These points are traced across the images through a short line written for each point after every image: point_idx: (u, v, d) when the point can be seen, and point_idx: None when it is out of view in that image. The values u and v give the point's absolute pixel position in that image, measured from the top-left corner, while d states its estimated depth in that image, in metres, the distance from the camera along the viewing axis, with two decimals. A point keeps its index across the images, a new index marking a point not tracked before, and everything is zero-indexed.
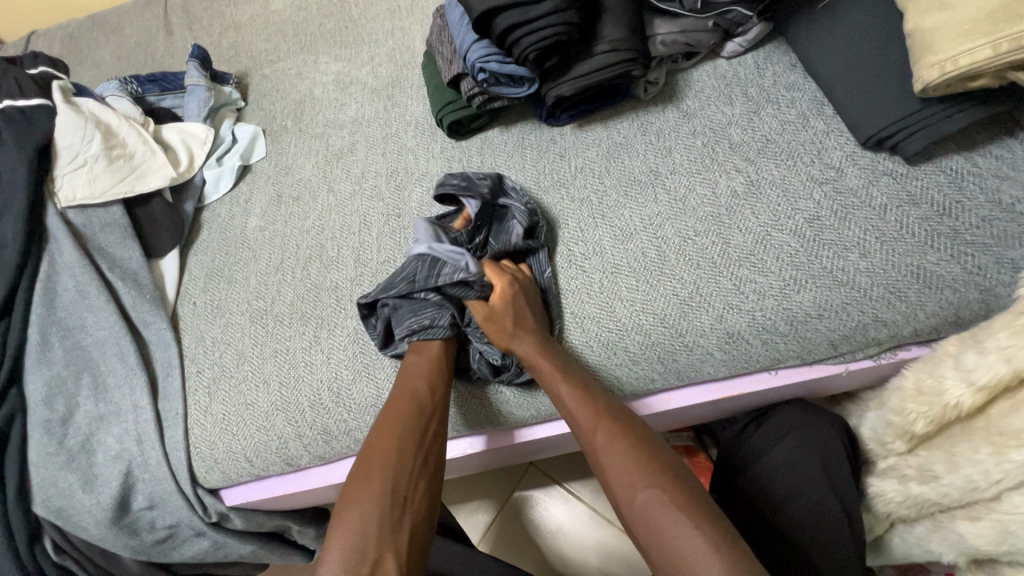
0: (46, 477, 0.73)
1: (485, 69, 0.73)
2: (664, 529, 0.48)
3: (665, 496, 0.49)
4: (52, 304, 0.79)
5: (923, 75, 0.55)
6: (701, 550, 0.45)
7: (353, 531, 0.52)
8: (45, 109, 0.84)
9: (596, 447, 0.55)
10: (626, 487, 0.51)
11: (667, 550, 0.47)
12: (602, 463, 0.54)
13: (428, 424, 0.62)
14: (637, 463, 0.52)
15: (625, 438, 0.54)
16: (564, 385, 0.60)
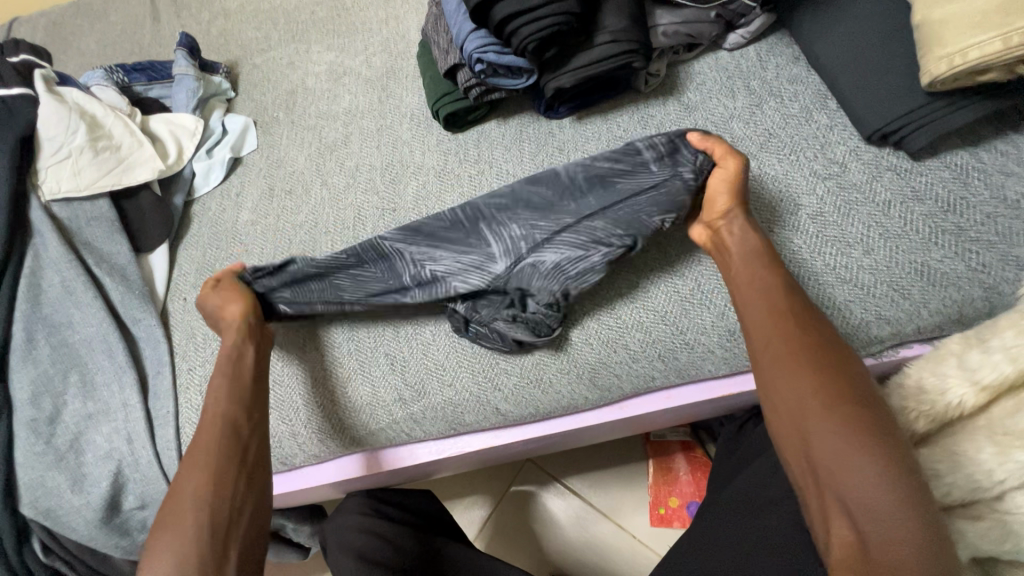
0: (33, 478, 0.72)
1: (482, 59, 0.71)
2: (844, 450, 0.45)
3: (857, 417, 0.46)
4: (37, 301, 0.77)
5: (930, 69, 0.54)
6: (886, 486, 0.43)
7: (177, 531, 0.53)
8: (27, 99, 0.81)
9: (789, 350, 0.51)
10: (809, 397, 0.48)
11: (848, 471, 0.44)
12: (788, 368, 0.50)
13: (230, 397, 0.62)
14: (825, 380, 0.49)
15: (831, 352, 0.50)
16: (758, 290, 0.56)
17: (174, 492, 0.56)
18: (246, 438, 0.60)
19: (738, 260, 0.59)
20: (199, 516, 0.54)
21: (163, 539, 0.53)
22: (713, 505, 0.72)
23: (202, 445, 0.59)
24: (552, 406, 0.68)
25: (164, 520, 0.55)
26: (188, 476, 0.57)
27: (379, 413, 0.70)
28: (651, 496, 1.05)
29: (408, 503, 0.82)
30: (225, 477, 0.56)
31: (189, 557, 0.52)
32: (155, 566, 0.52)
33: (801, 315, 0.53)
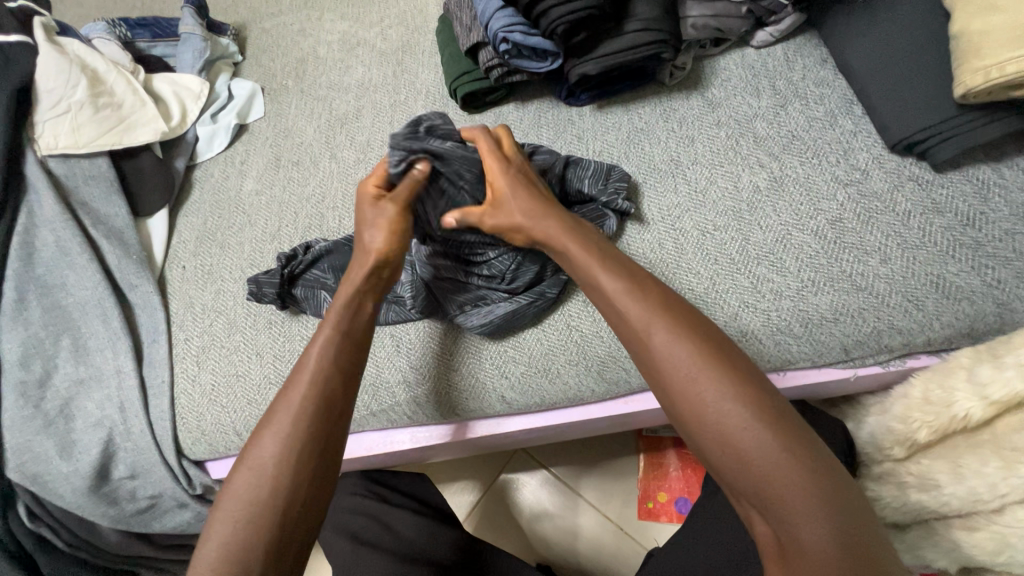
0: (21, 441, 0.70)
1: (508, 39, 0.69)
2: (738, 443, 0.42)
3: (737, 401, 0.43)
4: (30, 260, 0.74)
5: (965, 80, 0.54)
6: (787, 479, 0.40)
7: (239, 505, 0.47)
8: (25, 47, 0.77)
9: (654, 350, 0.47)
10: (691, 397, 0.45)
11: (744, 468, 0.42)
12: (663, 364, 0.47)
13: (342, 364, 0.54)
14: (700, 378, 0.45)
15: (696, 339, 0.46)
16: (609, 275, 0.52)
17: (252, 450, 0.50)
18: (335, 402, 0.52)
19: (569, 257, 0.56)
20: (270, 490, 0.48)
21: (230, 501, 0.48)
22: (709, 502, 0.73)
23: (291, 404, 0.51)
24: (559, 397, 0.67)
25: (237, 476, 0.49)
26: (269, 431, 0.50)
27: (385, 396, 0.68)
28: (640, 490, 1.06)
29: (404, 486, 0.82)
30: (300, 466, 0.49)
31: (244, 539, 0.46)
32: (211, 539, 0.47)
33: (665, 304, 0.49)
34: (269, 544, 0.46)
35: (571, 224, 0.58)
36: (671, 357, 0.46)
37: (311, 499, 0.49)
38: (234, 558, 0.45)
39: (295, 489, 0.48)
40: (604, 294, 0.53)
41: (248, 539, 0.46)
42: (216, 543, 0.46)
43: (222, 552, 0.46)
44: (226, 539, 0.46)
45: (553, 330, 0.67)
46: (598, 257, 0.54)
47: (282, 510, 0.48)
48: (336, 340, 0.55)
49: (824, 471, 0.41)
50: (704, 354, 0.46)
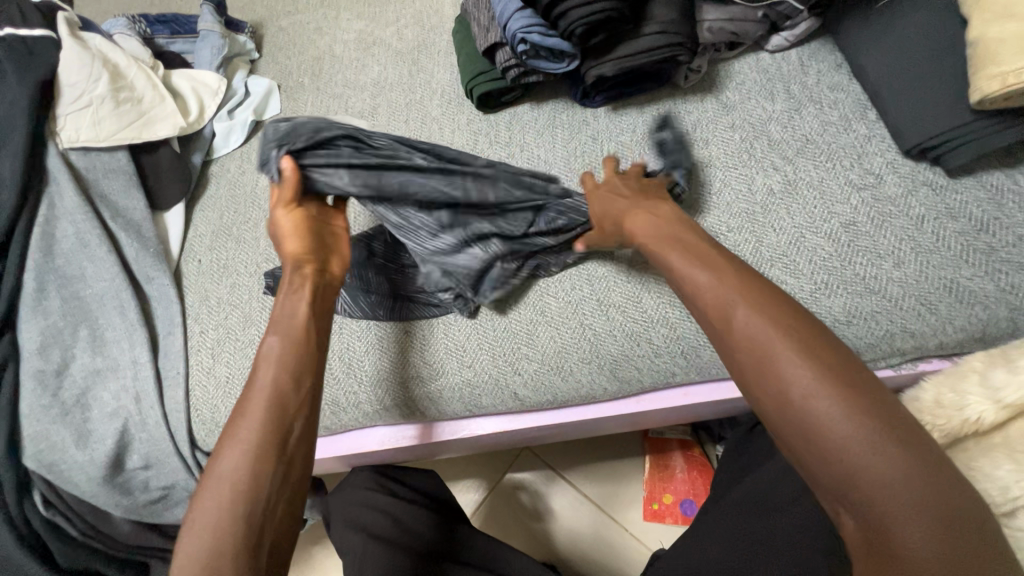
0: (38, 430, 0.71)
1: (526, 40, 0.69)
2: (835, 435, 0.37)
3: (835, 393, 0.38)
4: (50, 251, 0.75)
5: (980, 86, 0.55)
6: (893, 474, 0.35)
7: (211, 530, 0.43)
8: (49, 42, 0.78)
9: (743, 332, 0.43)
10: (785, 383, 0.40)
11: (844, 461, 0.36)
12: (755, 346, 0.42)
13: (296, 368, 0.52)
14: (793, 356, 0.40)
15: (790, 322, 0.42)
16: (688, 259, 0.50)
17: (214, 465, 0.47)
18: (295, 404, 0.50)
19: (665, 253, 0.52)
20: (235, 500, 0.44)
21: (197, 515, 0.45)
22: (719, 503, 0.73)
23: (248, 414, 0.49)
24: (571, 395, 0.68)
25: (201, 506, 0.45)
26: (233, 441, 0.48)
27: (395, 390, 0.69)
28: (646, 491, 1.06)
29: (413, 482, 0.82)
30: (265, 475, 0.46)
31: (214, 551, 0.42)
32: (184, 552, 0.43)
33: (756, 288, 0.45)
34: (243, 557, 0.43)
35: (664, 219, 0.56)
36: (757, 333, 0.42)
37: (277, 502, 0.46)
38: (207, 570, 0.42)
39: (255, 494, 0.45)
40: (691, 274, 0.49)
41: (214, 551, 0.42)
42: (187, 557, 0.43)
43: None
44: (199, 553, 0.42)
45: (567, 327, 0.67)
46: (682, 252, 0.51)
47: (256, 523, 0.44)
48: (280, 346, 0.53)
49: (937, 474, 0.35)
50: (797, 338, 0.41)
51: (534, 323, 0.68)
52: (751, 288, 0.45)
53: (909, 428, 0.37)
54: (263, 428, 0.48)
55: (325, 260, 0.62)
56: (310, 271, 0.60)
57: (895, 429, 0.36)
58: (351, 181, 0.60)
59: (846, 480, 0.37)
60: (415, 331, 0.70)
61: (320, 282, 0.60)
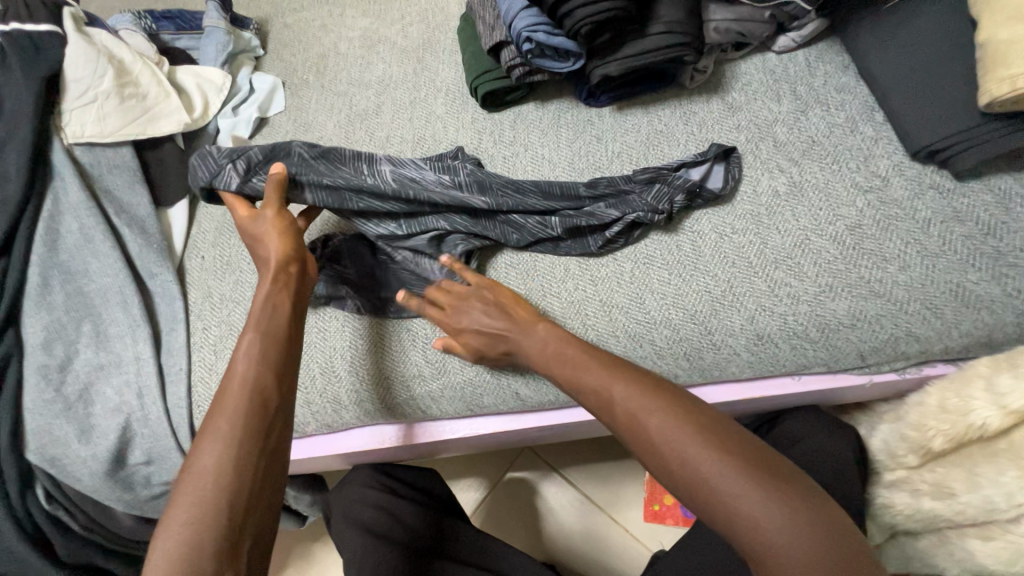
0: (41, 424, 0.71)
1: (531, 39, 0.69)
2: (728, 502, 0.41)
3: (719, 457, 0.42)
4: (54, 246, 0.75)
5: (991, 89, 0.54)
6: (773, 526, 0.39)
7: (190, 519, 0.45)
8: (55, 37, 0.79)
9: (637, 418, 0.47)
10: (671, 457, 0.44)
11: (737, 520, 0.41)
12: (644, 429, 0.46)
13: (272, 361, 0.55)
14: (671, 429, 0.45)
15: (669, 402, 0.46)
16: (575, 346, 0.55)
17: (193, 455, 0.49)
18: (264, 392, 0.52)
19: (562, 351, 0.56)
20: (214, 486, 0.46)
21: (177, 500, 0.46)
22: None
23: (224, 405, 0.51)
24: (572, 395, 0.68)
25: (179, 493, 0.46)
26: (208, 430, 0.49)
27: (396, 388, 0.69)
28: (647, 492, 1.06)
29: (413, 479, 0.82)
30: (245, 462, 0.48)
31: (195, 530, 0.44)
32: (165, 537, 0.44)
33: (632, 374, 0.50)
34: (224, 530, 0.45)
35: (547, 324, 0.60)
36: (638, 412, 0.47)
37: (256, 484, 0.48)
38: (190, 550, 0.43)
39: (240, 483, 0.47)
40: (584, 372, 0.52)
41: (195, 530, 0.44)
42: (169, 541, 0.44)
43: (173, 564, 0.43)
44: (178, 533, 0.44)
45: (569, 326, 0.67)
46: (577, 361, 0.54)
47: (238, 510, 0.46)
48: (258, 340, 0.56)
49: (815, 514, 0.40)
50: (680, 417, 0.45)
51: None
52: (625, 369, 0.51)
53: (789, 475, 0.42)
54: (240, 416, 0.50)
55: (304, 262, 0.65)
56: (294, 270, 0.63)
57: (773, 481, 0.41)
58: (314, 196, 0.67)
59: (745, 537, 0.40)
60: (412, 325, 0.70)
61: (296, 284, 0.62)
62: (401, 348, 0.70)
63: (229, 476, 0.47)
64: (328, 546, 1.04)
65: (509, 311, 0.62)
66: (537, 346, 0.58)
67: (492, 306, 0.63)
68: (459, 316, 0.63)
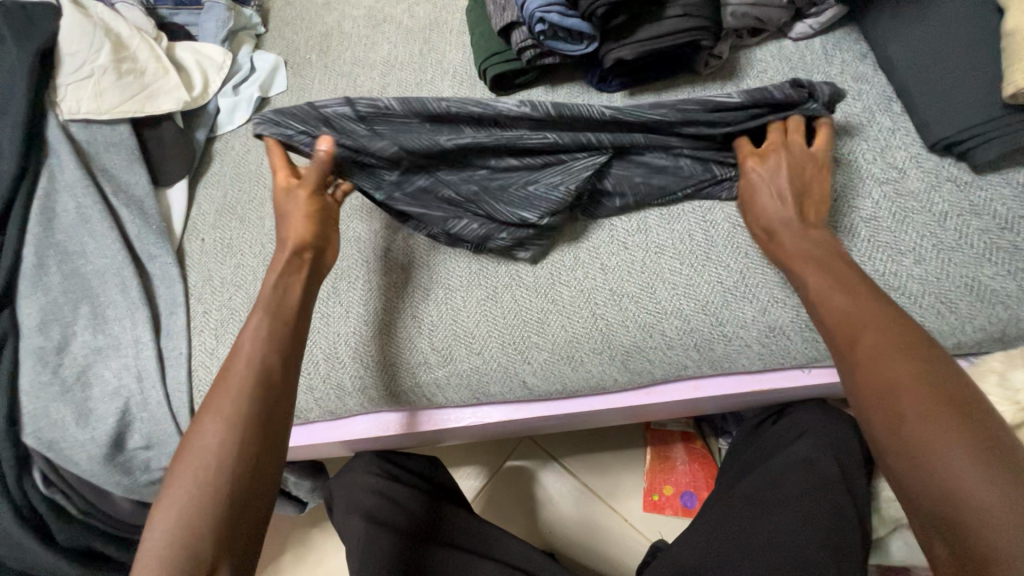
0: (37, 407, 0.69)
1: (544, 20, 0.67)
2: (934, 455, 0.40)
3: (943, 417, 0.41)
4: (50, 226, 0.73)
5: (1016, 79, 0.54)
6: (984, 494, 0.38)
7: (178, 505, 0.43)
8: (50, 9, 0.76)
9: (863, 352, 0.47)
10: (898, 398, 0.43)
11: (939, 476, 0.40)
12: (870, 368, 0.46)
13: (272, 337, 0.53)
14: (908, 372, 0.44)
15: (930, 367, 0.44)
16: (818, 279, 0.54)
17: (189, 434, 0.47)
18: (263, 380, 0.50)
19: (822, 262, 0.55)
20: (212, 469, 0.45)
21: (171, 488, 0.44)
22: (726, 495, 0.73)
23: (227, 381, 0.50)
24: (580, 384, 0.67)
25: (176, 470, 0.45)
26: (209, 412, 0.48)
27: (396, 374, 0.68)
28: (646, 483, 1.06)
29: (416, 467, 0.81)
30: (239, 440, 0.46)
31: (189, 523, 0.43)
32: (160, 515, 0.43)
33: (891, 330, 0.47)
34: (220, 527, 0.43)
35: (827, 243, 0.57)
36: (880, 357, 0.46)
37: (242, 475, 0.45)
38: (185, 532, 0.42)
39: (243, 458, 0.46)
40: (823, 291, 0.53)
41: (188, 517, 0.43)
42: (164, 521, 0.43)
43: (163, 549, 0.42)
44: (174, 516, 0.43)
45: (579, 316, 0.66)
46: (818, 270, 0.55)
47: (230, 487, 0.44)
48: (266, 320, 0.54)
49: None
50: (922, 373, 0.44)
51: (544, 312, 0.67)
52: (878, 325, 0.48)
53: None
54: (241, 395, 0.49)
55: (326, 245, 0.63)
56: (294, 245, 0.60)
57: (976, 436, 0.40)
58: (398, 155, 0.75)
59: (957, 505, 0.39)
60: (418, 314, 0.69)
61: (313, 269, 0.61)
62: (407, 337, 0.68)
63: (222, 470, 0.45)
64: (327, 532, 1.04)
65: (806, 203, 0.60)
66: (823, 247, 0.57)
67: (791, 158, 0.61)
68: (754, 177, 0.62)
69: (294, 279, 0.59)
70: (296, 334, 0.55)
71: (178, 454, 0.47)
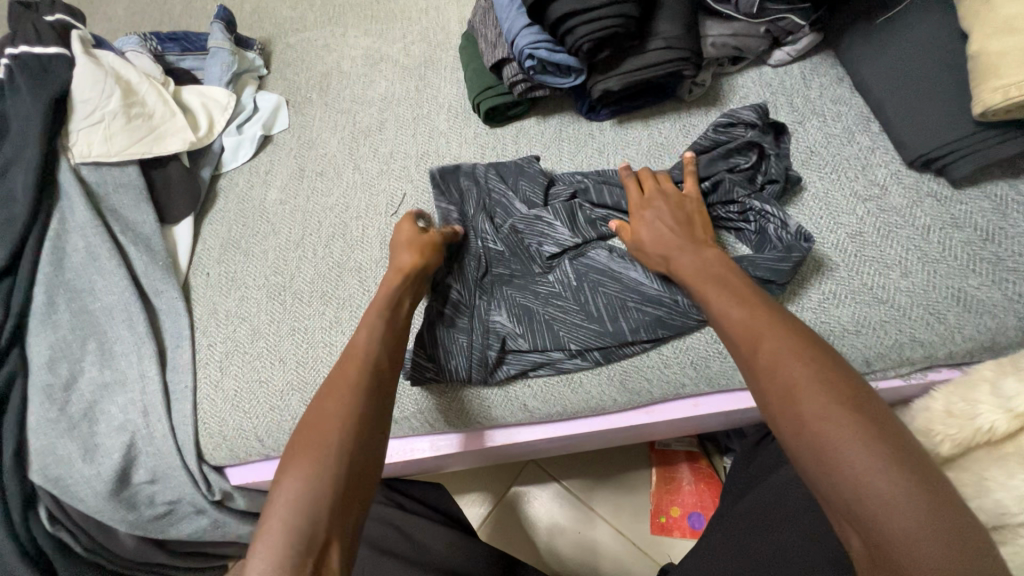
0: (44, 444, 0.70)
1: (533, 55, 0.71)
2: (848, 468, 0.39)
3: (846, 417, 0.40)
4: (60, 265, 0.75)
5: (984, 99, 0.56)
6: (894, 491, 0.37)
7: (307, 481, 0.45)
8: (63, 59, 0.80)
9: (765, 367, 0.46)
10: (801, 403, 0.43)
11: (840, 476, 0.39)
12: (782, 385, 0.45)
13: (382, 332, 0.59)
14: (800, 372, 0.44)
15: (826, 368, 0.44)
16: (717, 296, 0.54)
17: (311, 415, 0.51)
18: (375, 372, 0.55)
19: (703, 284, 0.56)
20: (329, 449, 0.48)
21: (292, 460, 0.47)
22: (732, 512, 0.73)
23: (347, 370, 0.54)
24: (581, 406, 0.68)
25: (297, 445, 0.48)
26: (336, 398, 0.51)
27: (426, 402, 0.68)
28: (653, 504, 1.05)
29: (422, 496, 0.81)
30: (357, 428, 0.50)
31: (314, 493, 0.45)
32: (287, 482, 0.46)
33: (785, 331, 0.47)
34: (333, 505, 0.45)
35: (706, 262, 0.58)
36: (779, 360, 0.46)
37: (356, 454, 0.49)
38: (307, 515, 0.44)
39: (357, 442, 0.49)
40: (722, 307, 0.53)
41: (314, 488, 0.45)
42: (293, 490, 0.45)
43: (293, 510, 0.44)
44: (299, 487, 0.45)
45: None
46: (721, 291, 0.54)
47: (348, 467, 0.47)
48: (379, 320, 0.60)
49: (942, 501, 0.37)
50: (835, 386, 0.42)
51: None
52: (785, 331, 0.48)
53: (934, 476, 0.38)
54: (361, 385, 0.53)
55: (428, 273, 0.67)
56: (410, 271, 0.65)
57: (895, 441, 0.39)
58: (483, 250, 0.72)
59: (858, 501, 0.38)
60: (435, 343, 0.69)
61: (412, 286, 0.65)
62: None
63: (335, 446, 0.48)
64: None
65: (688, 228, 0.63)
66: (692, 272, 0.58)
67: (678, 205, 0.65)
68: (643, 220, 0.65)
69: (403, 298, 0.64)
70: (394, 328, 0.60)
71: (297, 435, 0.49)
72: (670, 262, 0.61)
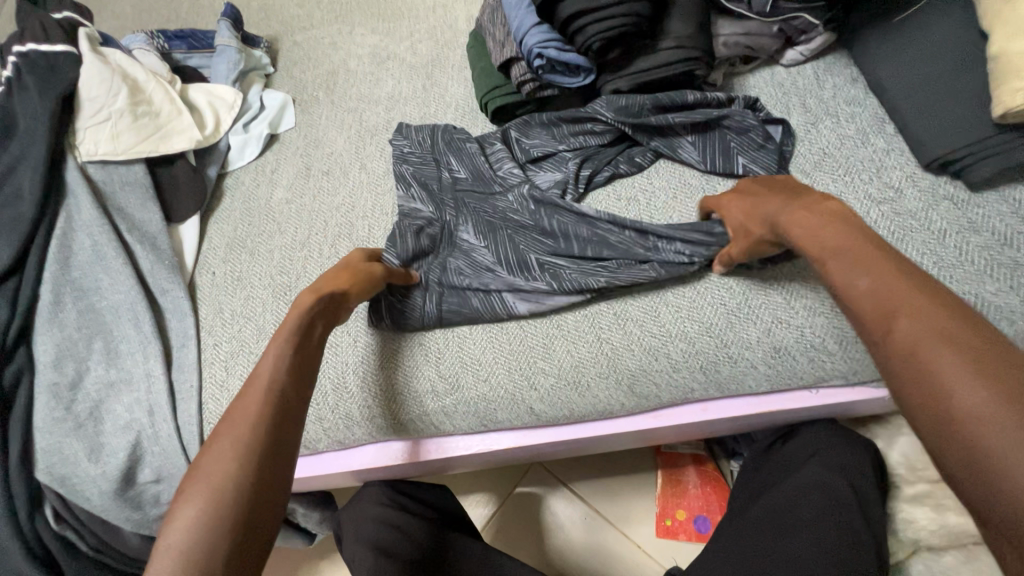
0: (50, 443, 0.70)
1: (542, 55, 0.69)
2: (1016, 479, 0.31)
3: (928, 321, 0.38)
4: (66, 263, 0.75)
5: (1004, 100, 0.55)
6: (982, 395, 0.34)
7: (191, 529, 0.41)
8: (70, 57, 0.80)
9: (837, 279, 0.45)
10: (883, 310, 0.41)
11: (918, 378, 0.37)
12: (857, 299, 0.43)
13: (293, 361, 0.54)
14: (882, 286, 0.42)
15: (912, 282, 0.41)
16: (802, 215, 0.51)
17: (206, 452, 0.46)
18: (275, 402, 0.49)
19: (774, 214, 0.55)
20: (220, 489, 0.43)
21: (180, 506, 0.43)
22: (739, 517, 0.72)
23: (245, 405, 0.49)
24: (587, 410, 0.67)
25: (191, 485, 0.44)
26: (220, 441, 0.46)
27: (432, 404, 0.68)
28: (658, 507, 1.04)
29: (428, 498, 0.81)
30: (258, 464, 0.45)
31: (210, 527, 0.41)
32: (176, 522, 0.42)
33: (870, 250, 0.45)
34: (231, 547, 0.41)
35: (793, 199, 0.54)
36: (853, 273, 0.44)
37: (259, 491, 0.44)
38: (195, 561, 0.40)
39: (257, 479, 0.45)
40: (846, 275, 0.45)
41: (206, 528, 0.41)
42: (181, 530, 0.41)
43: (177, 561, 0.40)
44: (192, 526, 0.41)
45: (584, 342, 0.67)
46: (806, 212, 0.51)
47: (243, 512, 0.43)
48: (287, 349, 0.54)
49: None
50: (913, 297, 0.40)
51: (550, 337, 0.68)
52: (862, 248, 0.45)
53: None
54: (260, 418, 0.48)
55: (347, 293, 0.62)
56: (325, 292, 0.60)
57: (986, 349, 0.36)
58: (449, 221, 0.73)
59: (941, 408, 0.35)
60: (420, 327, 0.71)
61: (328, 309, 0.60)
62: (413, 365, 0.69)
63: (233, 485, 0.43)
64: (336, 564, 1.03)
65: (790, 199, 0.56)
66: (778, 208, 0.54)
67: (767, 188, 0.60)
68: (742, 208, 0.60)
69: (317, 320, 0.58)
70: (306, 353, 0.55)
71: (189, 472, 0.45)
72: (772, 227, 0.55)
